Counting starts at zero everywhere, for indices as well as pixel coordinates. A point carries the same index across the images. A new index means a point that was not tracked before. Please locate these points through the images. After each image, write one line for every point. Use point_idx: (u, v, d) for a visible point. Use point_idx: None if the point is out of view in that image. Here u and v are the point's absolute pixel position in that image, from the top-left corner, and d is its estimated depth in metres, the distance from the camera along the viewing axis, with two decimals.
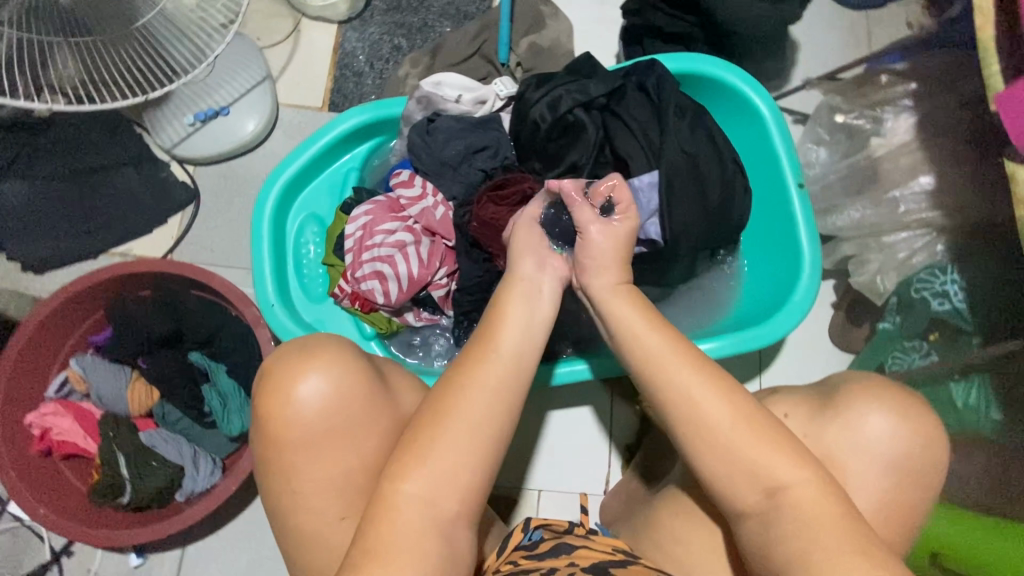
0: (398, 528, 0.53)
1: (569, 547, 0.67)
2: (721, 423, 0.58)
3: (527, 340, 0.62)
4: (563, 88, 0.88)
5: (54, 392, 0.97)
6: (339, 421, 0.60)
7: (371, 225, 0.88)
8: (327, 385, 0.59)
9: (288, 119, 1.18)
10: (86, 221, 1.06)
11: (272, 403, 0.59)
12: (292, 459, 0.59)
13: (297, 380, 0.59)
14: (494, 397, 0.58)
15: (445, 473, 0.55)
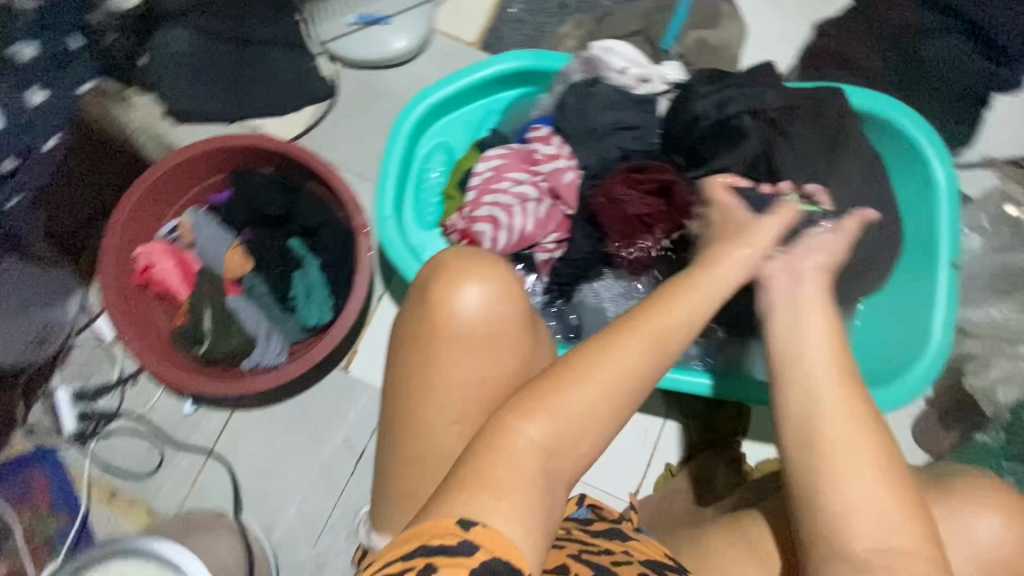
0: (508, 465, 0.48)
1: (619, 533, 0.67)
2: (860, 472, 0.54)
3: (690, 321, 0.57)
4: (736, 90, 0.84)
5: (165, 234, 1.03)
6: (488, 334, 0.62)
7: (501, 169, 0.87)
8: (488, 297, 0.62)
9: (439, 46, 1.18)
10: (233, 87, 1.10)
11: (437, 293, 0.62)
12: (437, 348, 0.62)
13: (464, 284, 0.62)
14: (641, 365, 0.54)
15: (573, 426, 0.51)
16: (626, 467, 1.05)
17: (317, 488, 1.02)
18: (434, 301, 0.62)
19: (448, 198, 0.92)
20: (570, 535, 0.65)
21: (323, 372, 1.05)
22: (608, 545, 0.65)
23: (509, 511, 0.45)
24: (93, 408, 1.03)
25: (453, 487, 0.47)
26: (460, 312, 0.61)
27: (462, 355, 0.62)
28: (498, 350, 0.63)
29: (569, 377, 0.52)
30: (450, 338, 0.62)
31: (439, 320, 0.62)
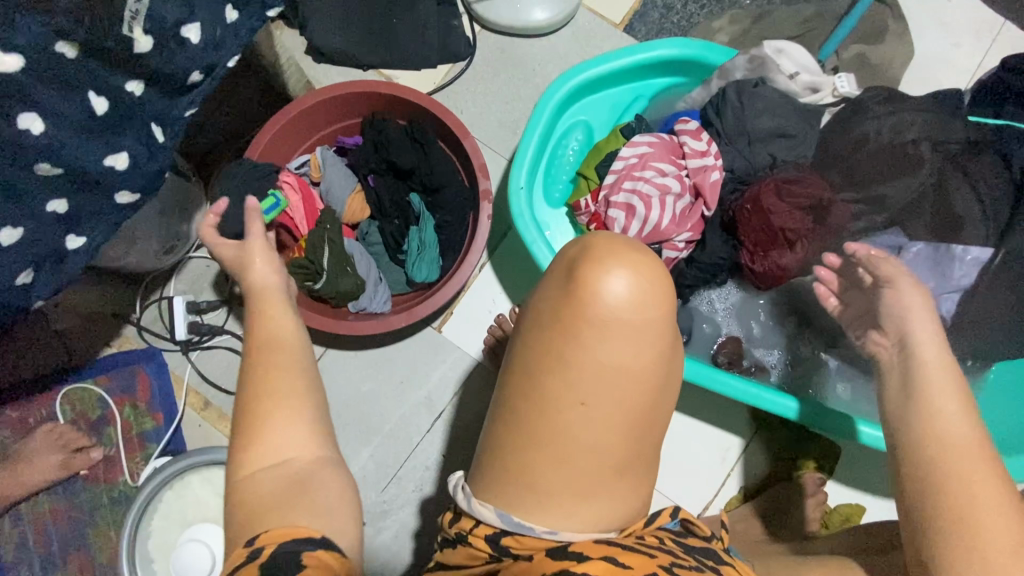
0: (266, 493, 0.49)
1: (713, 554, 0.59)
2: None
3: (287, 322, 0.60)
4: (917, 115, 0.78)
5: (294, 167, 1.04)
6: (638, 327, 0.51)
7: (648, 157, 0.84)
8: (638, 286, 0.51)
9: (582, 22, 1.15)
10: (376, 34, 1.10)
11: (590, 270, 0.52)
12: (581, 335, 0.51)
13: (612, 269, 0.52)
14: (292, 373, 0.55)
15: (288, 426, 0.52)
16: (700, 482, 1.02)
17: (393, 440, 1.04)
18: (586, 281, 0.51)
19: (582, 177, 0.90)
20: (663, 545, 0.56)
21: (417, 329, 1.06)
22: (702, 563, 0.56)
23: (291, 514, 0.47)
24: (201, 321, 1.07)
25: (237, 504, 0.49)
26: (610, 300, 0.51)
27: (606, 347, 0.51)
28: (646, 347, 0.52)
29: (254, 384, 0.54)
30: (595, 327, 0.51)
31: (585, 301, 0.51)
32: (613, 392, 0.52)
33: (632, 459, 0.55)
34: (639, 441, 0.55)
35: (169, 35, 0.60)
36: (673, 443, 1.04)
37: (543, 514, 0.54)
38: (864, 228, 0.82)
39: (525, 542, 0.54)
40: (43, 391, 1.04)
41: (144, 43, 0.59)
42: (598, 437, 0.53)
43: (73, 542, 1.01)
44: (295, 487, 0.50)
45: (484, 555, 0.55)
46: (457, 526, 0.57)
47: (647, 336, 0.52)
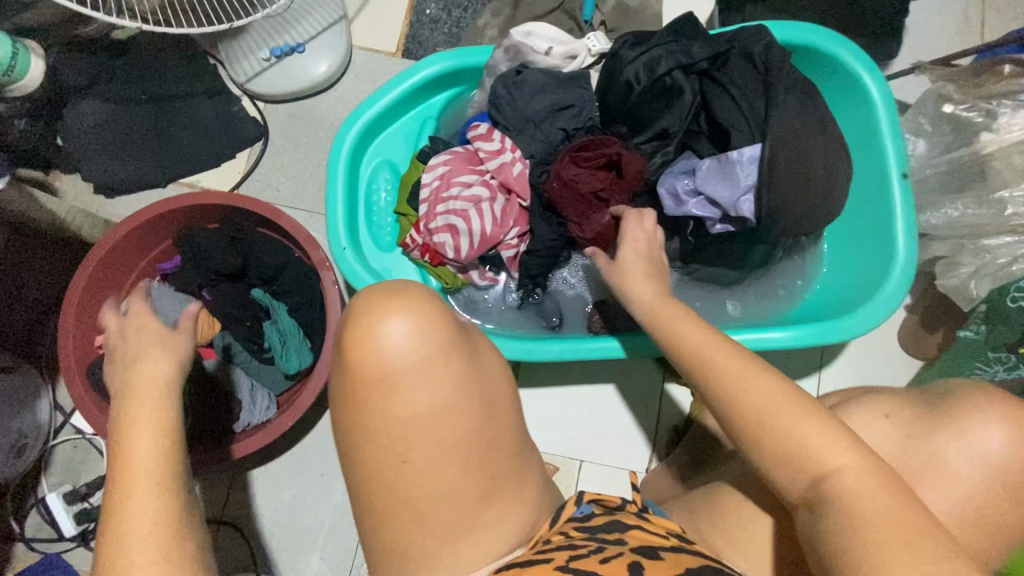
0: None
1: (621, 523, 0.63)
2: (787, 423, 0.55)
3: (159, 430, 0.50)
4: (663, 48, 0.83)
5: (121, 315, 0.98)
6: (430, 367, 0.53)
7: (449, 175, 0.85)
8: (407, 333, 0.52)
9: (360, 62, 1.16)
10: (159, 149, 1.06)
11: (357, 334, 0.53)
12: (373, 399, 0.53)
13: (377, 326, 0.52)
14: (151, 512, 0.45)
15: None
16: (633, 441, 1.06)
17: (337, 533, 1.00)
18: (363, 346, 0.53)
19: (402, 215, 0.90)
20: (565, 542, 0.59)
21: (318, 415, 1.03)
22: (605, 541, 0.59)
23: None
24: (89, 505, 0.99)
25: None
26: (392, 352, 0.52)
27: (402, 401, 0.53)
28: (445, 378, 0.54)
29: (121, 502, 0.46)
30: (387, 381, 0.53)
31: (363, 366, 0.52)
32: (426, 437, 0.54)
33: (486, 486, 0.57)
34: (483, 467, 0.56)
35: None
36: (597, 415, 1.07)
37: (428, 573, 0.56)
38: (664, 161, 0.87)
39: None
40: None
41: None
42: (437, 481, 0.55)
43: None
44: None
45: None
46: None
47: (440, 368, 0.53)
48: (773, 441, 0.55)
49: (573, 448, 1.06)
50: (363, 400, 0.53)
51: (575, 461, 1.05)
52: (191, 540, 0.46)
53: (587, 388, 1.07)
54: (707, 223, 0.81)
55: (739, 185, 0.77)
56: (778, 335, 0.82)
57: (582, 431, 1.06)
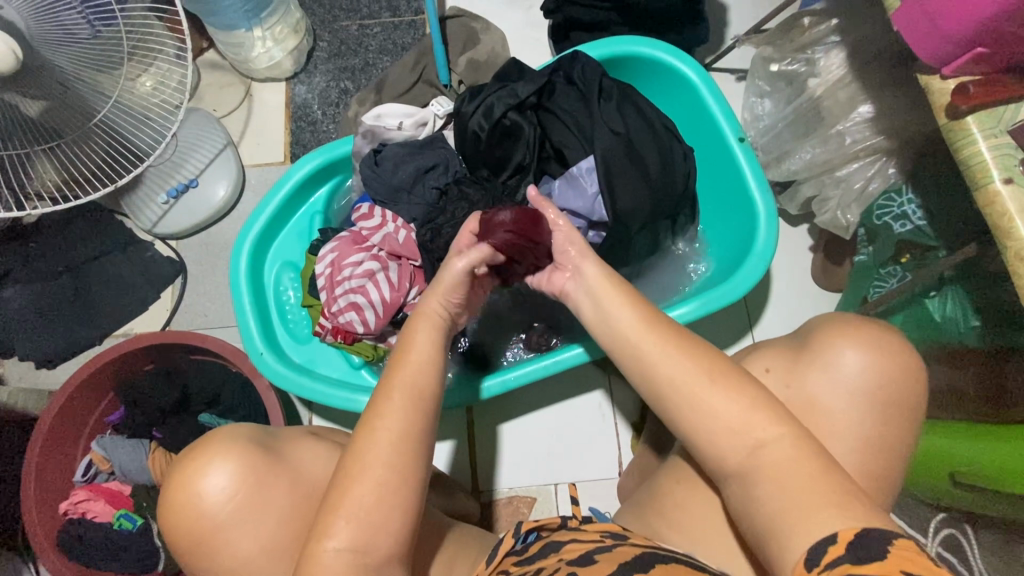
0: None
1: (557, 544, 0.66)
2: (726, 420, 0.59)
3: (431, 366, 0.62)
4: (493, 95, 0.91)
5: (81, 476, 1.00)
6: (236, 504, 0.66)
7: (338, 260, 0.91)
8: (221, 482, 0.65)
9: (255, 178, 1.25)
10: (84, 311, 1.11)
11: (188, 495, 0.66)
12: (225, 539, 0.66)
13: (196, 484, 0.66)
14: (399, 436, 0.57)
15: (369, 518, 0.55)
16: (596, 452, 1.08)
17: None
18: (179, 522, 0.66)
19: (310, 307, 0.96)
20: None
21: None
22: (542, 563, 0.63)
23: None
24: None
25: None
26: (210, 504, 0.66)
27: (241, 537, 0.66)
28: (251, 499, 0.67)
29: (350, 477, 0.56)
30: (211, 535, 0.66)
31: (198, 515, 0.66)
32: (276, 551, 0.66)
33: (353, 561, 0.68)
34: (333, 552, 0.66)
35: None
36: (554, 435, 1.09)
37: None
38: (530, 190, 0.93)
39: None
40: None
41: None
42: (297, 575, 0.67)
43: None
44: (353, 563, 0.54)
45: None
46: None
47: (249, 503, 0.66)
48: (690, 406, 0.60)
49: (544, 476, 1.07)
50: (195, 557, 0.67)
51: (549, 487, 1.07)
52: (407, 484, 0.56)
53: (537, 414, 1.10)
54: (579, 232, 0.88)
55: (588, 193, 0.85)
56: (677, 312, 0.86)
57: (546, 458, 1.08)
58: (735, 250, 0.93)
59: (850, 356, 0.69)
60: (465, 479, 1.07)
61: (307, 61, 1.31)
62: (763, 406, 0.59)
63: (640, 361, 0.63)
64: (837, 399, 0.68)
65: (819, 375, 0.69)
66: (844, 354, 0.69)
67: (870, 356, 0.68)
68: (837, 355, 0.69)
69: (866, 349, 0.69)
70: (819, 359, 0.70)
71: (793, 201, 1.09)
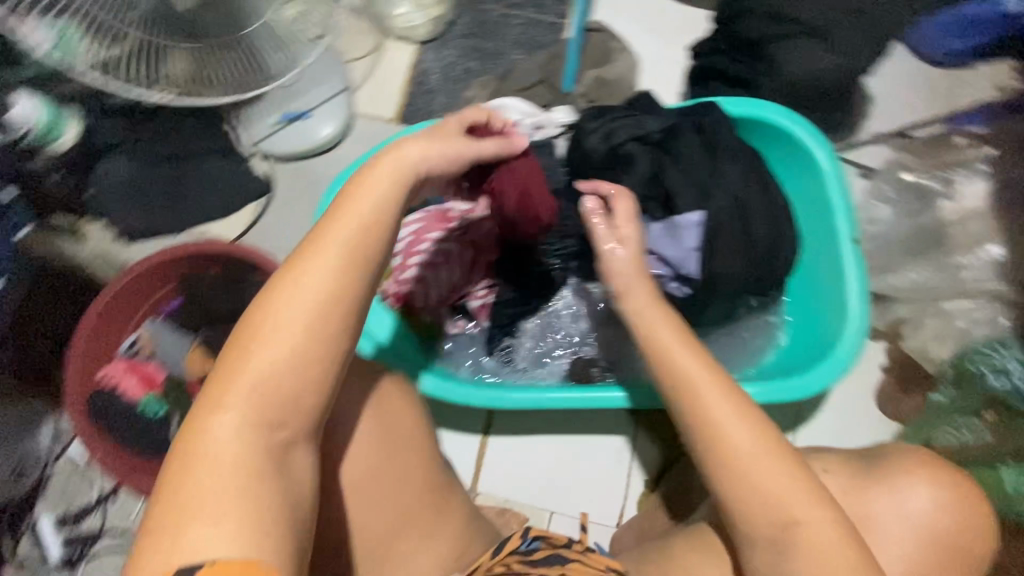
0: (206, 465, 0.47)
1: (564, 558, 0.67)
2: (745, 454, 0.61)
3: (371, 250, 0.56)
4: (618, 122, 0.91)
5: (124, 351, 1.06)
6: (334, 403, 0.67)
7: (421, 232, 0.93)
8: None
9: (361, 128, 1.28)
10: (174, 202, 1.17)
11: None
12: None
13: None
14: (309, 317, 0.52)
15: (259, 387, 0.50)
16: (593, 491, 1.08)
17: None
18: None
19: None
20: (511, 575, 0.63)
21: None
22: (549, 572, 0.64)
23: (210, 519, 0.45)
24: (80, 528, 1.06)
25: (188, 471, 0.47)
26: None
27: None
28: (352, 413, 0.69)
29: (229, 364, 0.51)
30: None
31: None
32: None
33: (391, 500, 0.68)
34: None
35: None
36: (567, 463, 1.09)
37: None
38: None
39: None
40: None
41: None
42: None
43: None
44: (246, 464, 0.48)
45: None
46: None
47: None
48: (738, 477, 0.61)
49: (545, 499, 1.08)
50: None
51: (544, 511, 1.07)
52: (321, 360, 0.52)
53: (547, 437, 1.10)
54: (662, 280, 0.85)
55: (685, 246, 0.82)
56: None
57: (553, 483, 1.08)
58: (812, 350, 0.89)
59: (921, 490, 0.70)
60: (468, 476, 1.08)
61: (443, 32, 1.33)
62: (816, 489, 0.60)
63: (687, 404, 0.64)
64: (892, 522, 0.70)
65: (881, 497, 0.71)
66: (915, 488, 0.70)
67: (943, 498, 0.70)
68: (907, 488, 0.71)
69: (938, 489, 0.70)
70: (885, 481, 0.72)
71: (879, 317, 1.02)
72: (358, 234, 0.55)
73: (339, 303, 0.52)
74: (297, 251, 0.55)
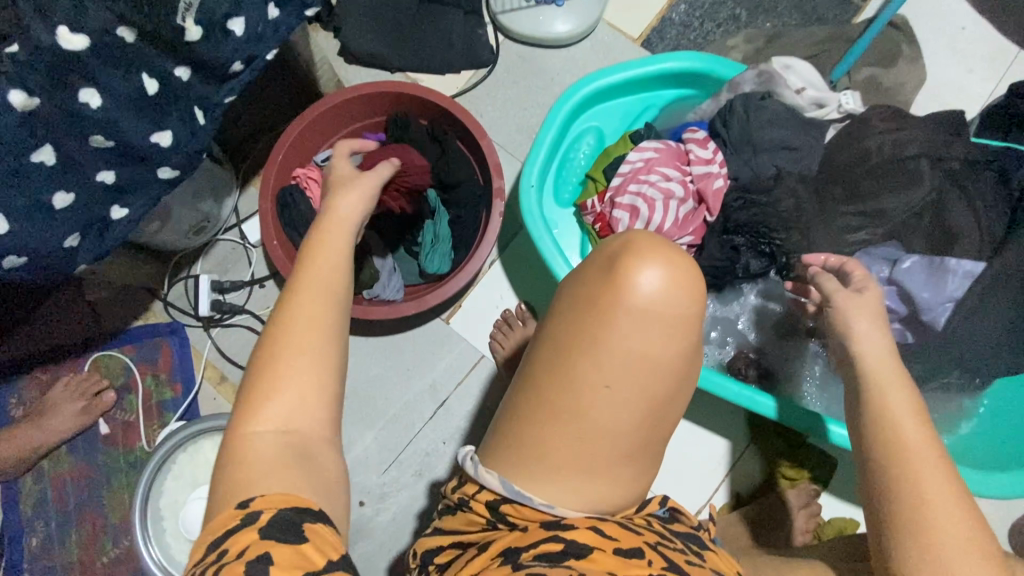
0: (251, 461, 0.48)
1: (701, 541, 0.60)
2: (948, 537, 0.52)
3: (355, 212, 0.61)
4: (917, 133, 0.81)
5: (319, 160, 1.11)
6: (671, 319, 0.56)
7: (653, 162, 0.89)
8: (670, 284, 0.56)
9: (602, 35, 1.20)
10: (406, 39, 1.17)
11: (628, 266, 0.57)
12: (616, 327, 0.56)
13: (649, 265, 0.57)
14: (323, 304, 0.53)
15: (305, 382, 0.51)
16: (691, 485, 1.05)
17: (394, 426, 1.08)
18: (603, 283, 0.57)
19: (591, 180, 0.96)
20: (658, 532, 0.58)
21: (426, 319, 1.10)
22: (687, 545, 0.58)
23: (274, 485, 0.47)
24: (222, 299, 1.12)
25: (230, 467, 0.48)
26: (643, 294, 0.56)
27: (638, 341, 0.56)
28: (674, 342, 0.57)
29: (270, 342, 0.52)
30: (621, 323, 0.56)
31: (620, 288, 0.56)
32: (638, 386, 0.57)
33: (642, 448, 0.59)
34: (653, 431, 0.59)
35: (217, 25, 0.65)
36: (670, 444, 1.06)
37: (544, 488, 0.58)
38: (866, 239, 0.85)
39: (526, 513, 0.57)
40: (74, 354, 1.12)
41: (194, 32, 0.63)
42: (616, 422, 0.57)
43: (89, 503, 1.07)
44: (292, 450, 0.49)
45: (483, 520, 0.59)
46: (461, 491, 0.61)
47: (675, 331, 0.57)
48: (929, 553, 0.52)
49: None
50: (574, 362, 0.57)
51: None
52: (340, 345, 0.53)
53: None
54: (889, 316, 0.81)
55: (943, 293, 0.77)
56: None
57: None
58: (1004, 453, 0.83)
59: None
60: None
61: None
62: None
63: (891, 455, 0.56)
64: None
65: None
66: None
67: None
68: None
69: None
70: None
71: None
72: (359, 210, 0.61)
73: (340, 283, 0.55)
74: (312, 235, 0.58)
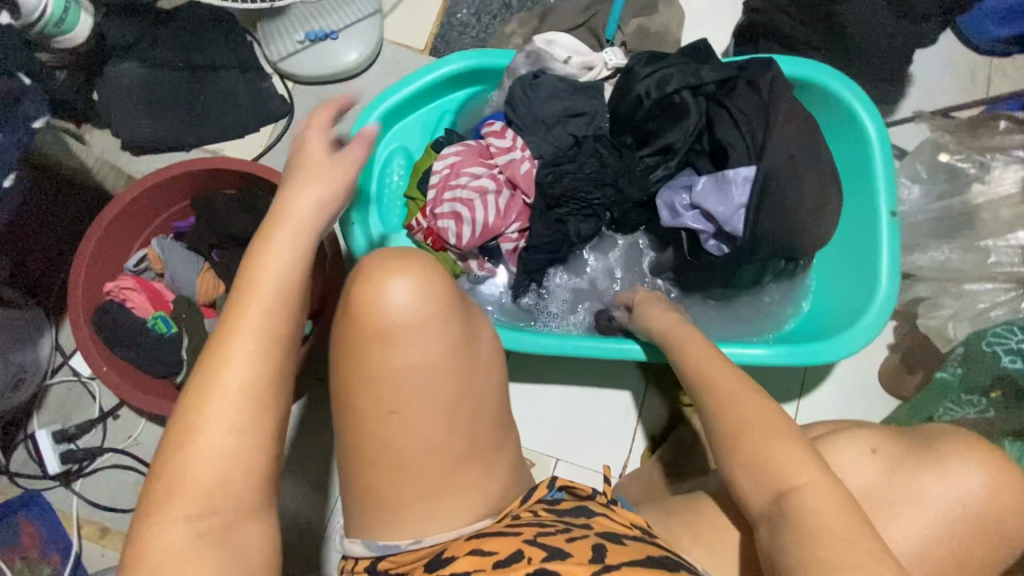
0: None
1: (590, 511, 0.62)
2: (768, 433, 0.59)
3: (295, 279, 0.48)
4: (675, 68, 0.88)
5: (133, 266, 1.02)
6: (420, 324, 0.56)
7: (458, 165, 0.90)
8: (406, 292, 0.56)
9: (389, 55, 1.21)
10: (188, 114, 1.10)
11: (361, 296, 0.57)
12: (375, 355, 0.56)
13: (379, 284, 0.56)
14: (244, 383, 0.45)
15: (212, 478, 0.45)
16: (606, 446, 1.09)
17: None
18: (349, 319, 0.57)
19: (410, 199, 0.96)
20: (533, 521, 0.58)
21: None
22: (572, 522, 0.59)
23: None
24: (75, 447, 1.01)
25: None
26: (386, 313, 0.56)
27: (400, 358, 0.56)
28: (436, 342, 0.57)
29: (175, 451, 0.44)
30: (378, 348, 0.56)
31: (363, 319, 0.56)
32: (421, 397, 0.57)
33: (468, 445, 0.60)
34: (464, 427, 0.59)
35: None
36: (577, 415, 1.10)
37: (406, 529, 0.59)
38: (666, 174, 0.90)
39: (399, 559, 0.59)
40: None
41: None
42: (421, 439, 0.58)
43: None
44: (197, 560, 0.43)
45: None
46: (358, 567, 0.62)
47: (434, 328, 0.57)
48: (757, 449, 0.59)
49: (552, 446, 1.09)
50: (356, 405, 0.58)
51: (551, 458, 1.09)
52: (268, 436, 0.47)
53: (570, 387, 1.11)
54: (701, 236, 0.87)
55: (732, 201, 0.83)
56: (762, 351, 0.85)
57: (563, 434, 1.10)
58: (835, 316, 0.93)
59: (977, 475, 0.67)
60: None
61: None
62: (835, 470, 0.57)
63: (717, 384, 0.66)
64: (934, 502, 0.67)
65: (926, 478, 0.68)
66: (964, 472, 0.67)
67: (990, 481, 0.66)
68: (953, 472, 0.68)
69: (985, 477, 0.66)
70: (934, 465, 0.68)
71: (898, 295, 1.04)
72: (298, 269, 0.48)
73: (282, 336, 0.47)
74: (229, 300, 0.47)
